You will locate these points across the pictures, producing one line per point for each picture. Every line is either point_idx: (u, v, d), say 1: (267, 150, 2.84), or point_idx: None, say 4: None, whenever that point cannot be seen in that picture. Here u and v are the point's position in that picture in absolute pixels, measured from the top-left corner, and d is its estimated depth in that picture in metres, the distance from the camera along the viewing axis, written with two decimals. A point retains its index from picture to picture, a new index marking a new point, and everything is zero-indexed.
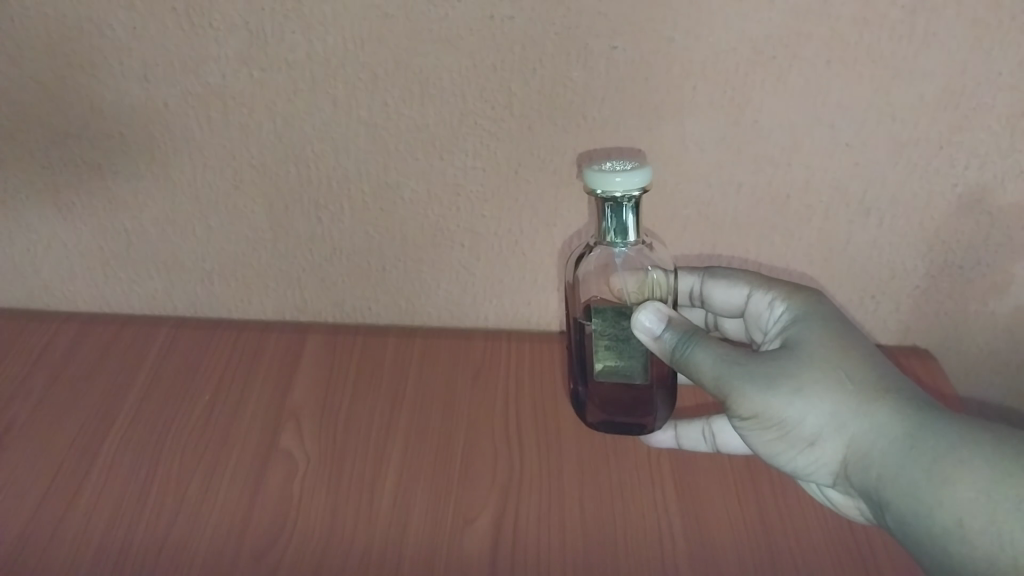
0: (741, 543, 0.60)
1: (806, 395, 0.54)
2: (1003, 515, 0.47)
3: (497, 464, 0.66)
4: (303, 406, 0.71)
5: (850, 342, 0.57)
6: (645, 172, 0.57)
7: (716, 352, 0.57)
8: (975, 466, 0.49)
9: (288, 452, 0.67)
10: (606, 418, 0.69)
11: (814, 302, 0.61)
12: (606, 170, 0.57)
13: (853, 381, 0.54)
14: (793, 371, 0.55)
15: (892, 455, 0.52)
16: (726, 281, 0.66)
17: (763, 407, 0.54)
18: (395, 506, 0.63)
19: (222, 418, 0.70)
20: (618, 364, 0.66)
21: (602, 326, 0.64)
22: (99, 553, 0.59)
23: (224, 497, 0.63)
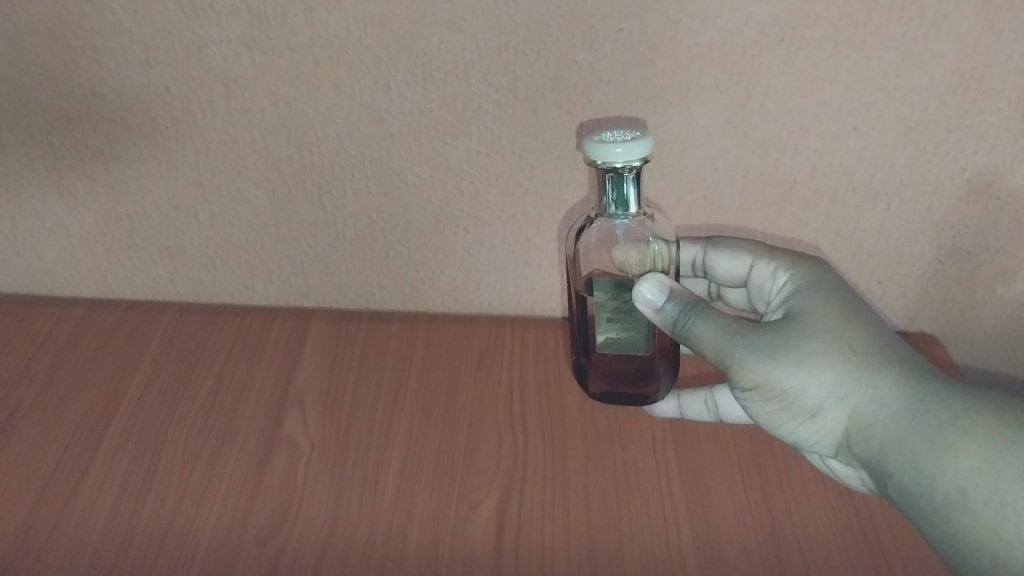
0: (746, 525, 0.60)
1: (808, 366, 0.53)
2: (1006, 484, 0.46)
3: (502, 447, 0.66)
4: (309, 389, 0.71)
5: (855, 312, 0.56)
6: (646, 141, 0.56)
7: (717, 324, 0.56)
8: (978, 433, 0.48)
9: (293, 435, 0.67)
10: (610, 391, 0.70)
11: (820, 275, 0.60)
12: (607, 141, 0.56)
13: (856, 352, 0.54)
14: (796, 342, 0.54)
15: (895, 427, 0.51)
16: (729, 251, 0.65)
17: (764, 377, 0.54)
18: (400, 489, 0.63)
19: (227, 402, 0.70)
20: (620, 335, 0.66)
21: (603, 299, 0.65)
22: (104, 537, 0.59)
23: (228, 480, 0.63)
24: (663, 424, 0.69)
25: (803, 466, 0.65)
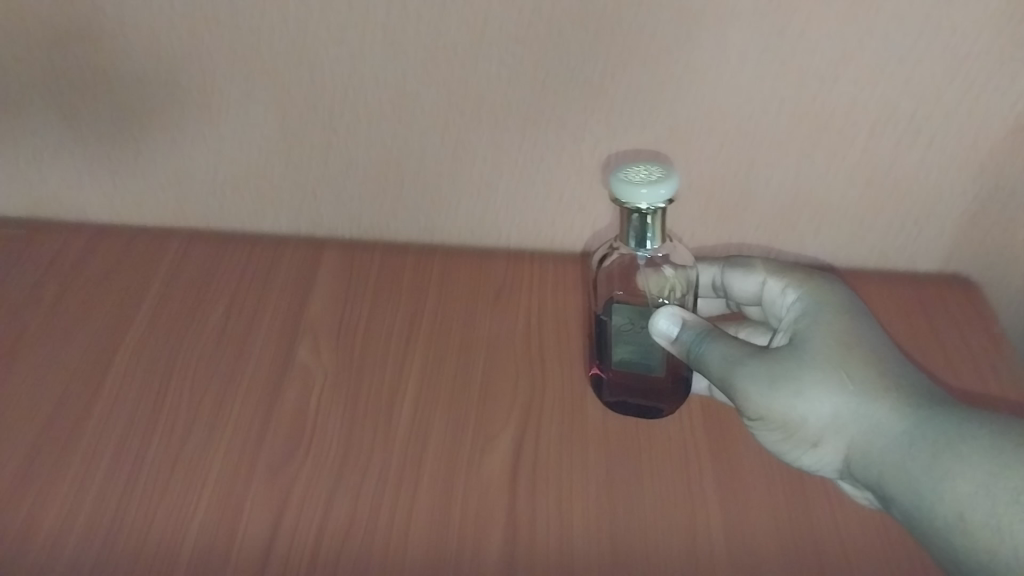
0: (768, 465, 0.59)
1: (809, 398, 0.51)
2: (999, 505, 0.45)
3: (518, 383, 0.65)
4: (321, 318, 0.69)
5: (855, 337, 0.54)
6: (671, 181, 0.53)
7: (724, 353, 0.54)
8: (971, 458, 0.47)
9: (305, 364, 0.65)
10: (619, 402, 0.62)
11: (822, 295, 0.58)
12: (631, 181, 0.53)
13: (856, 380, 0.52)
14: (798, 372, 0.52)
15: (893, 454, 0.50)
16: (740, 271, 0.63)
17: (767, 409, 0.52)
18: (415, 422, 0.62)
19: (238, 329, 0.68)
20: (637, 348, 0.62)
21: (625, 315, 0.62)
22: (114, 463, 0.58)
23: (239, 408, 0.62)
24: None
25: None
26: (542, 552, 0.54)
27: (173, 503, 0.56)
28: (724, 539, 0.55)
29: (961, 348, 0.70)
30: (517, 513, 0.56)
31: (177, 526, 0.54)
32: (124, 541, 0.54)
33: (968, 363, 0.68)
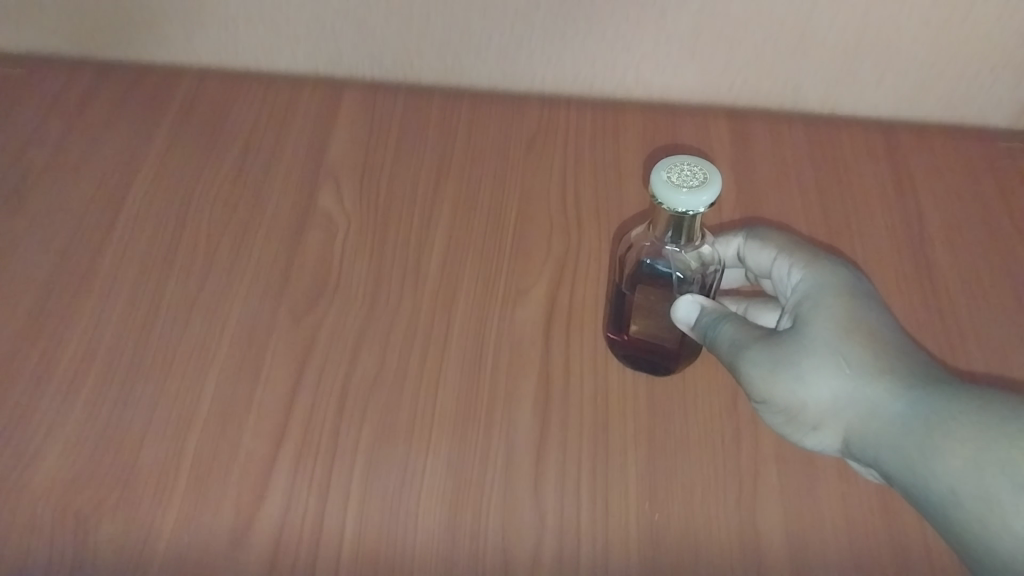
0: None
1: (806, 384, 0.43)
2: (998, 487, 0.37)
3: (552, 234, 0.61)
4: (343, 163, 0.65)
5: (857, 305, 0.45)
6: (715, 190, 0.43)
7: (730, 334, 0.46)
8: (969, 433, 0.39)
9: (326, 210, 0.62)
10: (626, 362, 0.54)
11: (827, 263, 0.49)
12: (668, 183, 0.43)
13: (858, 357, 0.43)
14: (795, 355, 0.44)
15: (891, 435, 0.42)
16: (758, 243, 0.52)
17: (765, 394, 0.44)
18: (444, 269, 0.59)
19: (255, 173, 0.64)
20: (657, 327, 0.53)
21: (649, 293, 0.52)
22: (130, 307, 0.55)
23: (258, 254, 0.59)
24: (730, 218, 0.63)
25: (884, 268, 0.60)
26: (579, 407, 0.53)
27: (193, 347, 0.54)
28: None
29: None
30: (550, 368, 0.54)
31: (197, 371, 0.53)
32: (143, 384, 0.52)
33: None
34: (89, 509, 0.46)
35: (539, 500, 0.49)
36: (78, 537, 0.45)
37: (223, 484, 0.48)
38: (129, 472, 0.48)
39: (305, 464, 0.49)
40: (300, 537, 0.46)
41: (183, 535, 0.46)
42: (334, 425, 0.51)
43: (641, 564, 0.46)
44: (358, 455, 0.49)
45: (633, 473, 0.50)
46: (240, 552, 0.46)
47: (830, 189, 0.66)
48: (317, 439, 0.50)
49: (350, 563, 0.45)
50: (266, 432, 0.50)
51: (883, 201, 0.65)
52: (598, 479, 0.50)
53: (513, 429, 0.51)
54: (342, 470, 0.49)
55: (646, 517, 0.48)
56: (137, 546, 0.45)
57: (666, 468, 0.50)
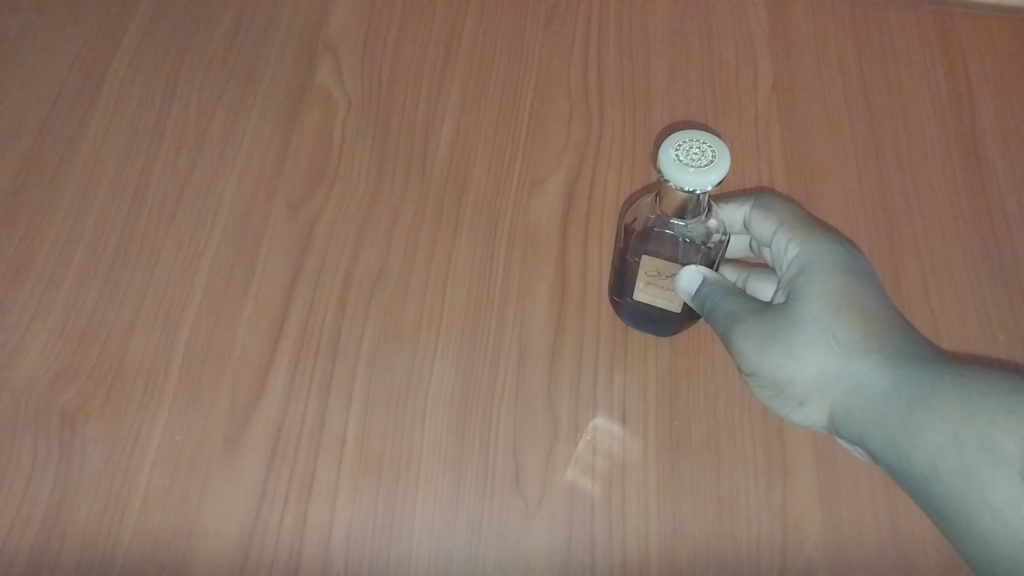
0: (856, 222, 0.53)
1: (788, 360, 0.38)
2: (978, 464, 0.32)
3: (573, 120, 0.56)
4: (343, 35, 0.59)
5: (853, 278, 0.40)
6: (725, 168, 0.37)
7: (720, 301, 0.42)
8: (954, 407, 0.34)
9: (326, 88, 0.56)
10: (631, 326, 0.48)
11: (829, 235, 0.43)
12: (673, 159, 0.37)
13: (845, 332, 0.38)
14: (779, 330, 0.39)
15: (873, 412, 0.37)
16: (762, 211, 0.46)
17: (751, 365, 0.40)
18: (453, 156, 0.54)
19: (248, 41, 0.58)
20: (659, 298, 0.46)
21: (656, 264, 0.45)
22: (113, 190, 0.51)
23: (251, 135, 0.54)
24: (769, 105, 0.57)
25: (930, 167, 0.56)
26: (597, 308, 0.49)
27: (182, 236, 0.50)
28: None
29: None
30: (567, 266, 0.50)
31: (187, 261, 0.49)
32: (130, 274, 0.48)
33: None
34: (76, 405, 0.44)
35: (554, 405, 0.46)
36: (65, 435, 0.43)
37: (217, 382, 0.45)
38: (117, 368, 0.45)
39: (304, 362, 0.46)
40: (299, 440, 0.44)
41: (177, 435, 0.44)
42: (335, 322, 0.47)
43: (659, 476, 0.44)
44: (360, 355, 0.46)
45: (653, 378, 0.47)
46: (237, 454, 0.43)
47: (876, 74, 0.60)
48: (317, 336, 0.47)
49: (352, 468, 0.43)
50: (262, 327, 0.47)
51: (933, 88, 0.59)
52: (617, 384, 0.47)
53: (527, 329, 0.48)
54: (344, 369, 0.46)
55: (667, 423, 0.46)
56: (128, 446, 0.43)
57: (689, 373, 0.47)
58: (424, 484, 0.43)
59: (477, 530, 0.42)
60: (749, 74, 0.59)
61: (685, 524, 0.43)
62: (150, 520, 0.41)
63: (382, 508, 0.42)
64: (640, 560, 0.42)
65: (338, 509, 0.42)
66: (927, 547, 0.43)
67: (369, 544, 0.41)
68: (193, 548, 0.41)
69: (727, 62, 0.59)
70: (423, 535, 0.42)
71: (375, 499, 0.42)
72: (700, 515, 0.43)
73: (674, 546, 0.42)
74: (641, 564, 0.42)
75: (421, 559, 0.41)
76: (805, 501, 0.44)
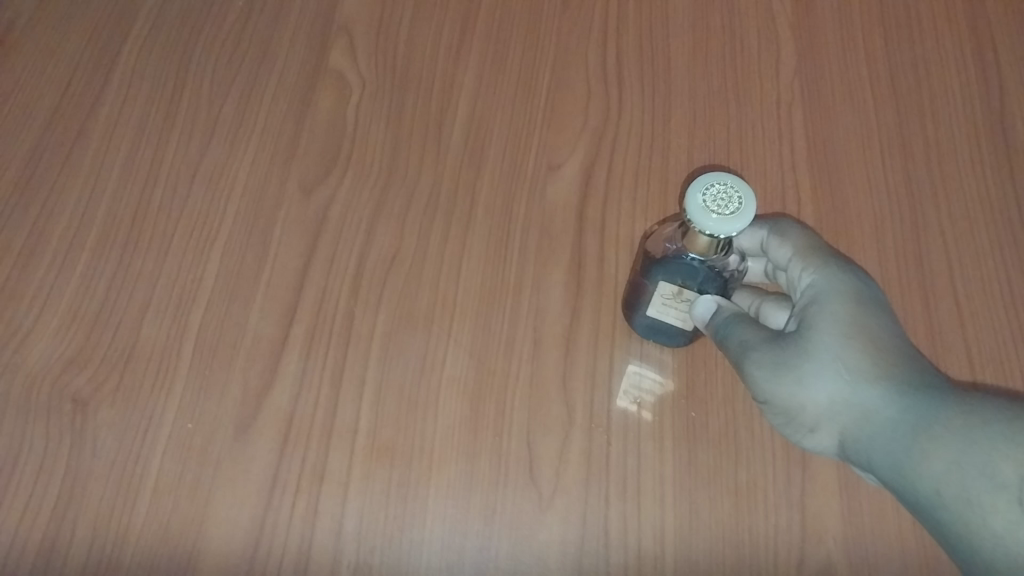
0: (879, 210, 0.52)
1: (798, 388, 0.38)
2: (977, 490, 0.32)
3: (590, 103, 0.55)
4: (358, 16, 0.58)
5: (861, 302, 0.39)
6: (752, 217, 0.36)
7: (731, 328, 0.41)
8: (958, 435, 0.34)
9: (340, 71, 0.55)
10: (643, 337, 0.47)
11: (840, 260, 0.42)
12: (697, 204, 0.36)
13: (854, 359, 0.37)
14: (788, 357, 0.39)
15: (880, 439, 0.36)
16: (779, 237, 0.44)
17: (761, 393, 0.39)
18: (468, 140, 0.53)
19: (261, 22, 0.57)
20: (674, 316, 0.44)
21: (675, 288, 0.43)
22: (126, 175, 0.51)
23: (264, 119, 0.53)
24: (792, 89, 0.56)
25: (957, 154, 0.54)
26: (613, 296, 0.48)
27: (194, 221, 0.49)
28: None
29: None
30: (583, 253, 0.49)
31: (199, 247, 0.48)
32: (142, 259, 0.48)
33: None
34: (88, 391, 0.44)
35: (568, 394, 0.45)
36: (77, 420, 0.43)
37: (229, 369, 0.45)
38: (128, 354, 0.45)
39: (316, 349, 0.45)
40: (311, 427, 0.43)
41: (189, 422, 0.43)
42: (348, 308, 0.47)
43: (675, 468, 0.43)
44: (373, 342, 0.46)
45: (669, 370, 0.46)
46: (248, 442, 0.43)
47: (902, 57, 0.58)
48: (329, 322, 0.46)
49: (364, 456, 0.43)
50: (274, 313, 0.46)
51: (961, 72, 0.58)
52: (632, 372, 0.46)
53: (542, 317, 0.47)
54: (356, 356, 0.45)
55: (684, 415, 0.45)
56: (140, 433, 0.43)
57: (707, 363, 0.46)
58: (436, 474, 0.43)
59: (489, 521, 0.42)
60: (771, 57, 0.57)
61: (701, 518, 0.42)
62: (161, 508, 0.41)
63: (393, 498, 0.42)
64: (655, 553, 0.41)
65: (349, 499, 0.42)
66: None
67: (381, 534, 0.41)
68: (205, 536, 0.41)
69: (748, 44, 0.58)
70: (435, 525, 0.41)
71: (387, 489, 0.42)
72: (717, 508, 0.42)
73: (690, 539, 0.42)
74: (656, 558, 0.41)
75: (433, 550, 0.41)
76: (825, 494, 0.43)
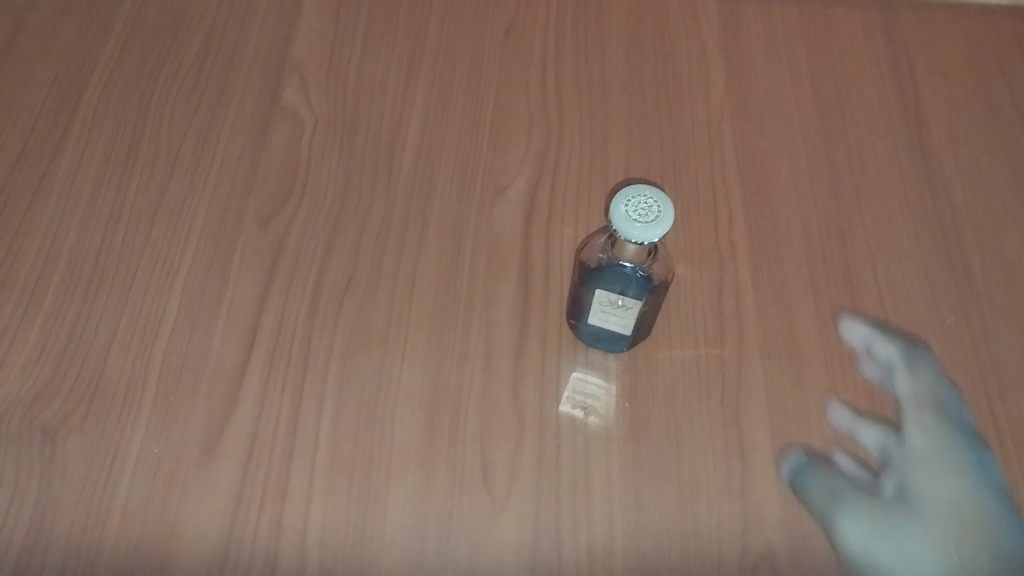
0: (808, 216, 0.55)
1: (903, 553, 0.43)
2: None
3: (533, 128, 0.58)
4: (309, 55, 0.61)
5: (968, 482, 0.46)
6: (671, 222, 0.39)
7: (829, 487, 0.46)
8: None
9: (293, 107, 0.58)
10: (587, 343, 0.50)
11: (951, 419, 0.48)
12: (621, 214, 0.39)
13: (970, 547, 0.43)
14: (898, 526, 0.44)
15: None
16: (910, 372, 0.49)
17: (863, 554, 0.44)
18: (418, 167, 0.56)
19: (216, 65, 0.60)
20: (615, 322, 0.47)
21: (609, 294, 0.46)
22: (89, 214, 0.53)
23: (222, 156, 0.56)
24: (721, 106, 0.60)
25: (878, 160, 0.58)
26: (560, 308, 0.51)
27: (157, 255, 0.51)
28: (754, 293, 0.52)
29: None
30: (529, 269, 0.52)
31: (162, 280, 0.50)
32: (106, 295, 0.50)
33: None
34: (57, 423, 0.45)
35: (519, 402, 0.47)
36: (47, 450, 0.45)
37: (193, 394, 0.47)
38: (95, 386, 0.47)
39: (277, 371, 0.48)
40: (274, 445, 0.45)
41: (155, 447, 0.45)
42: (306, 331, 0.49)
43: (622, 467, 0.46)
44: (331, 361, 0.48)
45: (614, 375, 0.49)
46: (213, 462, 0.45)
47: (825, 74, 0.62)
48: (289, 345, 0.48)
49: (326, 469, 0.45)
50: (235, 340, 0.49)
51: (880, 85, 0.62)
52: (576, 377, 0.49)
53: (492, 330, 0.50)
54: (316, 375, 0.48)
55: (629, 416, 0.47)
56: (108, 459, 0.45)
57: (648, 367, 0.49)
58: (395, 483, 0.45)
59: (447, 525, 0.44)
60: (701, 79, 0.61)
61: (649, 512, 0.44)
62: (130, 530, 0.43)
63: (355, 507, 0.44)
64: (606, 548, 0.43)
65: (312, 512, 0.44)
66: None
67: (343, 542, 0.43)
68: (173, 555, 0.42)
69: (679, 67, 0.62)
70: (395, 532, 0.43)
71: (348, 500, 0.44)
72: (663, 502, 0.45)
73: (638, 532, 0.44)
74: (606, 551, 0.43)
75: (394, 555, 0.43)
76: (763, 484, 0.46)
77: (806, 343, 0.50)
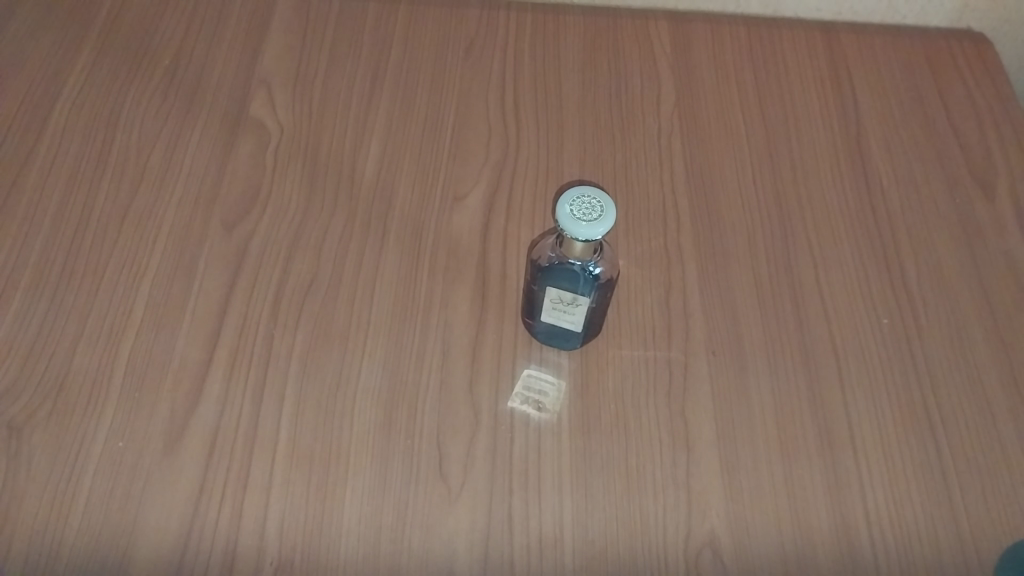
0: (751, 222, 0.58)
1: None
2: None
3: (491, 139, 0.60)
4: (276, 70, 0.63)
5: None
6: (613, 220, 0.42)
7: None
8: None
9: (260, 120, 0.60)
10: (542, 342, 0.52)
11: None
12: (567, 214, 0.42)
13: None
14: None
15: None
16: None
17: None
18: (380, 175, 0.58)
19: (187, 79, 0.62)
20: (567, 320, 0.50)
21: (560, 293, 0.48)
22: (58, 220, 0.54)
23: (191, 165, 0.58)
24: (670, 120, 0.63)
25: (820, 170, 0.61)
26: (515, 309, 0.53)
27: (124, 259, 0.53)
28: (700, 294, 0.54)
29: (968, 107, 0.66)
30: (487, 272, 0.54)
31: (129, 282, 0.52)
32: (74, 296, 0.51)
33: (971, 120, 0.65)
34: (22, 418, 0.47)
35: (474, 397, 0.49)
36: (12, 444, 0.46)
37: (157, 390, 0.48)
38: (60, 383, 0.48)
39: (239, 369, 0.49)
40: (236, 439, 0.47)
41: (119, 441, 0.46)
42: (269, 330, 0.51)
43: (573, 459, 0.48)
44: (292, 358, 0.50)
45: (565, 372, 0.51)
46: (176, 455, 0.46)
47: (770, 90, 0.65)
48: (252, 345, 0.50)
49: (285, 463, 0.46)
50: (200, 339, 0.50)
51: (822, 102, 0.65)
52: (529, 374, 0.51)
53: (449, 330, 0.52)
54: (277, 373, 0.49)
55: (579, 411, 0.49)
56: (72, 453, 0.46)
57: (599, 364, 0.51)
58: (353, 475, 0.46)
59: (403, 516, 0.45)
60: (652, 94, 0.64)
61: (598, 502, 0.46)
62: (93, 520, 0.44)
63: (313, 498, 0.45)
64: (555, 535, 0.45)
65: (272, 503, 0.45)
66: (822, 509, 0.47)
67: (301, 531, 0.44)
68: (135, 544, 0.44)
69: (632, 83, 0.65)
70: (353, 523, 0.45)
71: (307, 492, 0.45)
72: (611, 493, 0.47)
73: (587, 521, 0.46)
74: (556, 540, 0.45)
75: (351, 545, 0.44)
76: (707, 475, 0.48)
77: (749, 341, 0.53)
